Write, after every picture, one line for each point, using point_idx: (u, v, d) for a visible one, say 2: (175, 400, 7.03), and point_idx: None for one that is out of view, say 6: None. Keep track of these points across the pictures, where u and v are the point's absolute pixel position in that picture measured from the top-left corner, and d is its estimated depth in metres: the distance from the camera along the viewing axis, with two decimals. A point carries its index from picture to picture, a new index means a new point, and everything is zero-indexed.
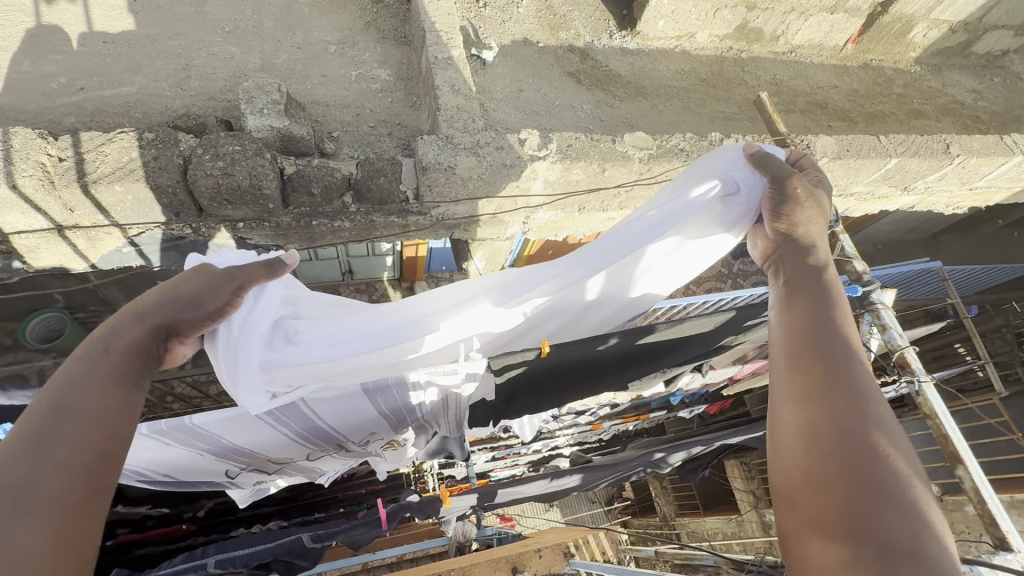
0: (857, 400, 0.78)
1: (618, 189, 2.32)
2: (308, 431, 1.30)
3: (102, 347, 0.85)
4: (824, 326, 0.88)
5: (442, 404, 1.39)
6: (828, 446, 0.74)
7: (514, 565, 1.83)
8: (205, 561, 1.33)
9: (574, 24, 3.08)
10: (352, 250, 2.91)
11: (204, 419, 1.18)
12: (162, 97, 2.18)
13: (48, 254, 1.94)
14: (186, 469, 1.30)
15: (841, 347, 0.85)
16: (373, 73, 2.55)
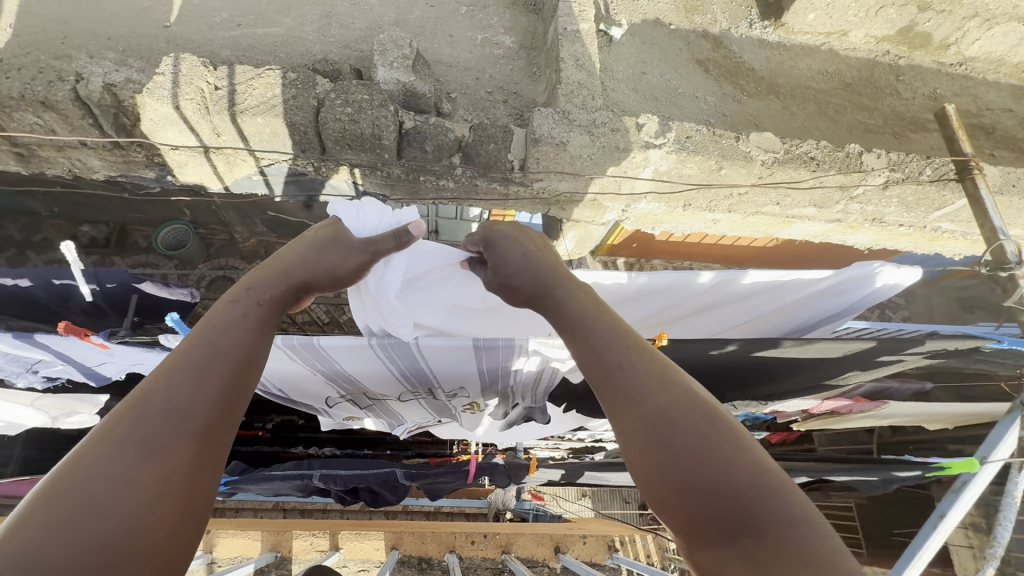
0: (666, 403, 0.72)
1: (731, 191, 2.18)
2: (410, 370, 1.28)
3: (252, 299, 0.94)
4: (614, 341, 0.81)
5: (538, 375, 1.30)
6: (660, 457, 0.68)
7: (556, 546, 1.81)
8: (311, 473, 1.59)
9: (712, 8, 2.88)
10: (442, 210, 2.97)
11: (332, 343, 1.18)
12: (305, 40, 2.32)
13: (193, 172, 2.17)
14: (294, 385, 1.33)
15: (637, 356, 0.79)
16: (498, 39, 2.55)
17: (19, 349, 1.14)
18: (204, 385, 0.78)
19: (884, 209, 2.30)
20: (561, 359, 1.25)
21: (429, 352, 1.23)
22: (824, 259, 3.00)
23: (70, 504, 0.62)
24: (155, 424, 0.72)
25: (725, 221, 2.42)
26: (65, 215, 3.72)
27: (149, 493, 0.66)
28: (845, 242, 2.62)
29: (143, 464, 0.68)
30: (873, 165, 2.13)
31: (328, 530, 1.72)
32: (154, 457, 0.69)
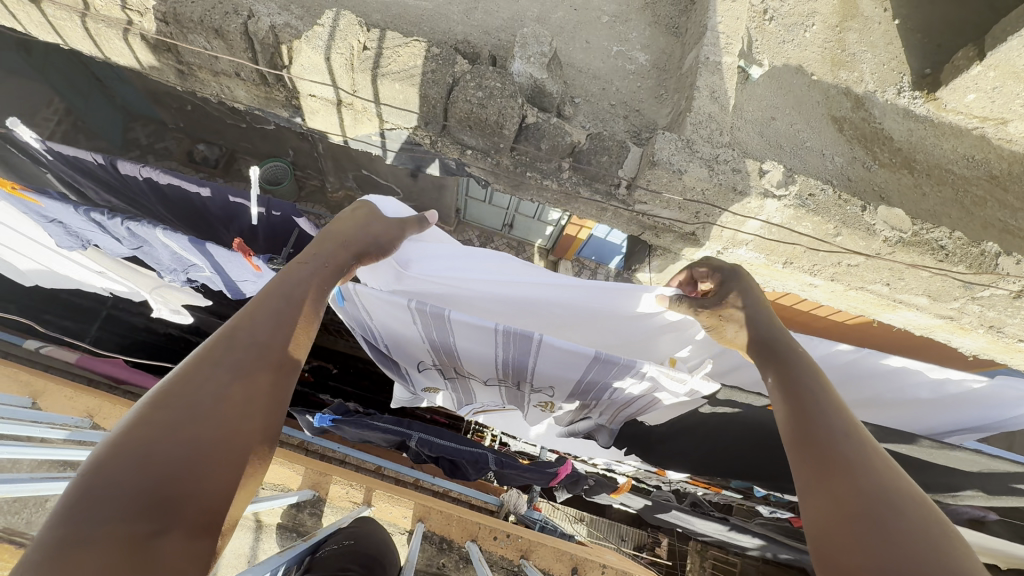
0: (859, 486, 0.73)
1: (838, 260, 2.07)
2: (514, 364, 1.24)
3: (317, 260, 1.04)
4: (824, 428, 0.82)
5: (634, 399, 1.24)
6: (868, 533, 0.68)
7: (574, 567, 1.76)
8: (410, 434, 1.79)
9: (861, 67, 2.74)
10: (522, 207, 2.98)
11: (458, 319, 1.14)
12: (450, 19, 2.40)
13: (321, 120, 2.30)
14: (396, 345, 1.36)
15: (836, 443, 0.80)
16: (632, 54, 2.53)
17: (184, 251, 1.26)
18: (281, 327, 0.90)
19: (1006, 319, 2.10)
20: (674, 392, 1.17)
21: (546, 352, 1.15)
22: (915, 354, 2.78)
23: (160, 418, 0.70)
24: (232, 362, 0.81)
25: (822, 288, 2.28)
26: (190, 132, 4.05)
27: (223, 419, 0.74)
28: (949, 342, 2.42)
29: (219, 393, 0.76)
30: (1010, 270, 1.98)
31: (364, 485, 1.78)
32: (229, 388, 0.77)
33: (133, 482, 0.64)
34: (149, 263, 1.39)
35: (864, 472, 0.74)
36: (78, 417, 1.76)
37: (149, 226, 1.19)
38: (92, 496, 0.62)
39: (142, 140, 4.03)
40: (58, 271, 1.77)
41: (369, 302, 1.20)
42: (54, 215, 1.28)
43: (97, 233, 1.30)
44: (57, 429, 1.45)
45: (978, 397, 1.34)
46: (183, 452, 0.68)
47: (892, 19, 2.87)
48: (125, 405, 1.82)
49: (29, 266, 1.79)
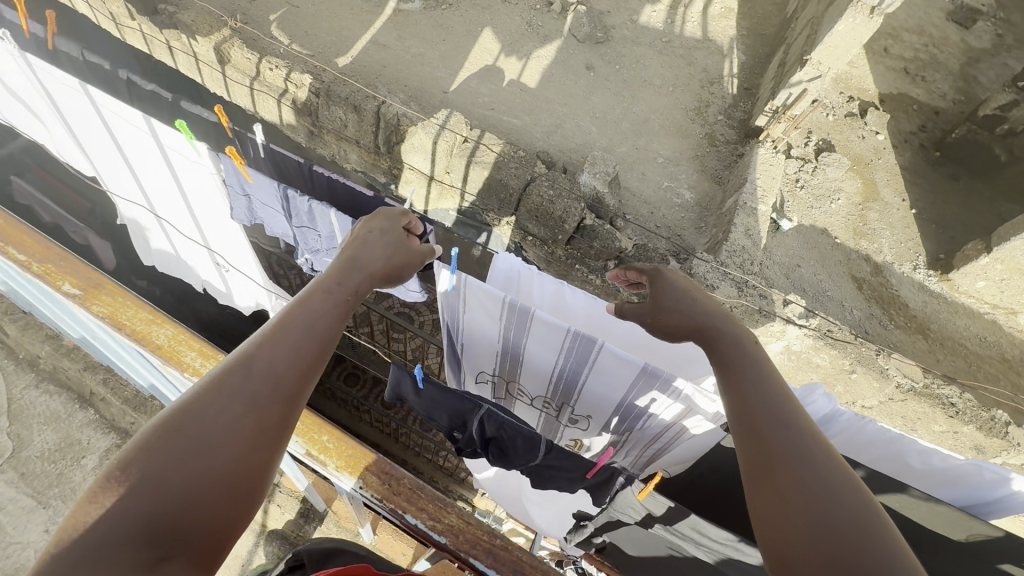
0: (788, 469, 0.62)
1: (855, 398, 2.19)
2: (567, 375, 1.09)
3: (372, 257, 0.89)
4: (769, 407, 0.69)
5: (671, 430, 1.07)
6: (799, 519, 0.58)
7: None
8: None
9: (881, 240, 3.10)
10: None
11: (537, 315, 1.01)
12: (533, 137, 2.91)
13: (410, 190, 2.69)
14: (460, 345, 1.20)
15: (777, 415, 0.68)
16: (680, 191, 2.96)
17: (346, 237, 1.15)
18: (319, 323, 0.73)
19: None
20: (705, 420, 1.00)
21: (603, 362, 1.01)
22: None
23: (158, 449, 0.56)
24: (258, 379, 0.64)
25: None
26: None
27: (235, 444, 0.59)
28: None
29: (229, 420, 0.60)
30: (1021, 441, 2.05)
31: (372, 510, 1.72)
32: (234, 413, 0.61)
33: (124, 523, 0.52)
34: (300, 245, 1.27)
35: (801, 462, 0.62)
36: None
37: (329, 207, 1.10)
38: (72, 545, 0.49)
39: None
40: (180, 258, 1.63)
41: (460, 294, 1.06)
42: (253, 191, 1.15)
43: (266, 213, 1.20)
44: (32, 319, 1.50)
45: (957, 475, 1.04)
46: (186, 488, 0.55)
47: (908, 209, 3.33)
48: None
49: (159, 246, 1.65)
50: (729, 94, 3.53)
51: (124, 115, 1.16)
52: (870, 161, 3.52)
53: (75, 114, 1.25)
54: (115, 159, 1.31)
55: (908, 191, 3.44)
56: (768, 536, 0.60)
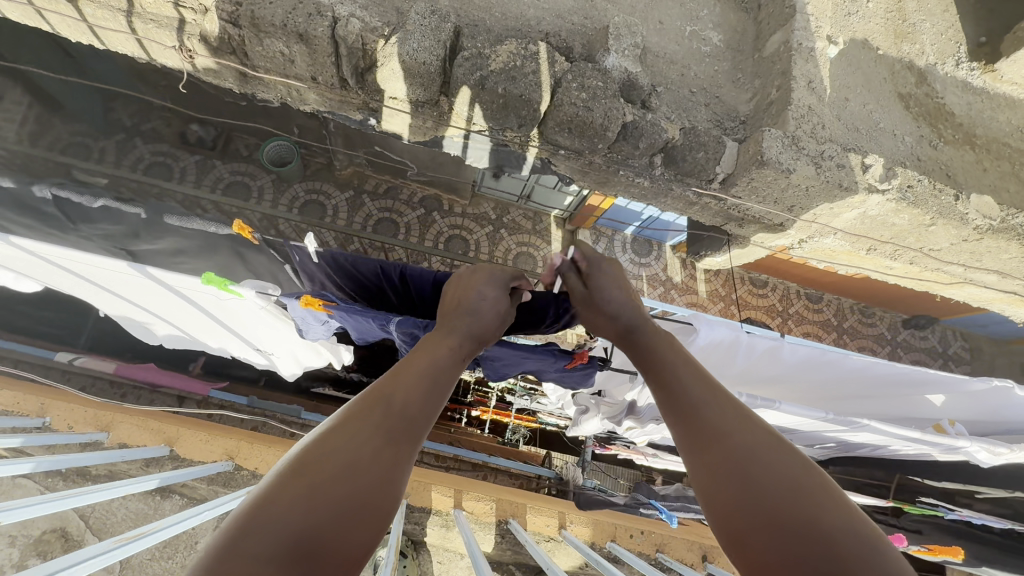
0: (740, 436, 0.90)
1: (926, 244, 2.16)
2: None
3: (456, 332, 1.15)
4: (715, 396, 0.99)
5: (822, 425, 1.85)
6: (746, 474, 0.84)
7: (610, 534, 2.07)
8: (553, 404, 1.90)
9: (922, 38, 2.70)
10: (543, 179, 3.60)
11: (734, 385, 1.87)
12: (519, 2, 2.19)
13: (398, 123, 2.15)
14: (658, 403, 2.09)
15: (722, 401, 0.98)
16: (706, 34, 2.40)
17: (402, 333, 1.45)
18: (418, 397, 0.95)
19: None
20: (866, 431, 1.92)
21: (797, 413, 1.77)
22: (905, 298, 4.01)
23: (372, 420, 0.87)
24: (374, 437, 0.85)
25: (898, 269, 2.43)
26: (181, 113, 3.95)
27: (410, 425, 0.91)
28: (999, 310, 2.62)
29: (408, 409, 0.92)
30: None
31: (452, 488, 2.03)
32: (368, 454, 0.82)
33: (357, 465, 0.80)
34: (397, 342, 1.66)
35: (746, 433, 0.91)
36: (219, 460, 1.89)
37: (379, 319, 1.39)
38: (320, 476, 0.77)
39: (125, 121, 3.99)
40: (194, 339, 2.12)
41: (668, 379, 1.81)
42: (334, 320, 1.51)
43: (345, 320, 1.48)
44: (30, 462, 1.36)
45: None
46: (327, 514, 0.73)
47: None
48: (258, 444, 1.94)
49: (164, 334, 2.11)
50: None
51: (161, 277, 1.54)
52: None
53: (103, 274, 1.62)
54: (158, 298, 1.72)
55: None
56: (731, 505, 0.83)
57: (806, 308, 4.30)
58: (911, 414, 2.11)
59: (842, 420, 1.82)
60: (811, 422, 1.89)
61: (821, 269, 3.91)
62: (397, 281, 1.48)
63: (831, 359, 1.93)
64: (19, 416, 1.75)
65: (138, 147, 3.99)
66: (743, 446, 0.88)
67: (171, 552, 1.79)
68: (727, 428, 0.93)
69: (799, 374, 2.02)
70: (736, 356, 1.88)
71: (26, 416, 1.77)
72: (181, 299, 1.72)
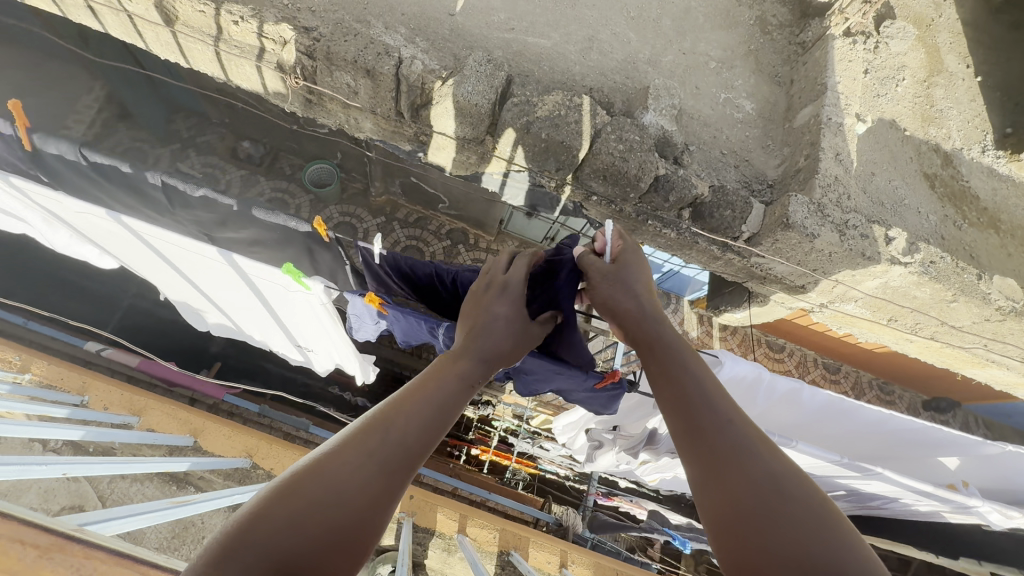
0: (748, 467, 0.83)
1: (947, 320, 2.18)
2: None
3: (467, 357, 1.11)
4: (723, 419, 0.91)
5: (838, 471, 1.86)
6: (757, 515, 0.77)
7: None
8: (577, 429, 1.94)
9: (949, 123, 2.81)
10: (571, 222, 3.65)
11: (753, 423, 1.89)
12: (567, 59, 2.37)
13: (444, 156, 2.30)
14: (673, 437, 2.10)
15: (731, 425, 0.91)
16: (739, 102, 2.54)
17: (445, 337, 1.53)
18: (422, 422, 0.91)
19: None
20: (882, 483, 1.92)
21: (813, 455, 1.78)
22: (925, 375, 3.95)
23: (367, 443, 0.84)
24: (367, 461, 0.82)
25: (920, 343, 2.43)
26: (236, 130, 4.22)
27: (408, 456, 0.86)
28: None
29: (406, 438, 0.88)
30: None
31: (458, 512, 2.03)
32: (357, 480, 0.80)
33: (343, 492, 0.78)
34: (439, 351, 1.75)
35: (759, 463, 0.84)
36: (236, 456, 1.95)
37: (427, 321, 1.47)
38: (304, 500, 0.75)
39: (183, 133, 4.26)
40: (242, 329, 2.21)
41: None
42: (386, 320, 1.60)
43: (398, 321, 1.58)
44: (80, 430, 1.47)
45: None
46: (309, 541, 0.73)
47: (975, 76, 2.92)
48: (276, 445, 2.01)
49: (215, 321, 2.22)
50: None
51: (242, 267, 1.64)
52: (931, 21, 2.93)
53: (186, 259, 1.73)
54: (224, 287, 1.84)
55: (976, 51, 2.95)
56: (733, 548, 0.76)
57: (823, 377, 4.24)
58: (931, 475, 2.09)
59: (858, 467, 1.83)
60: (827, 467, 1.90)
61: (841, 337, 3.89)
62: (449, 286, 1.54)
63: (847, 408, 1.97)
64: (61, 391, 1.87)
65: (192, 157, 4.24)
66: (759, 476, 0.82)
67: (177, 544, 1.81)
68: (745, 450, 0.86)
69: (815, 422, 2.05)
70: (754, 395, 1.91)
71: (68, 393, 1.89)
72: (250, 290, 1.82)
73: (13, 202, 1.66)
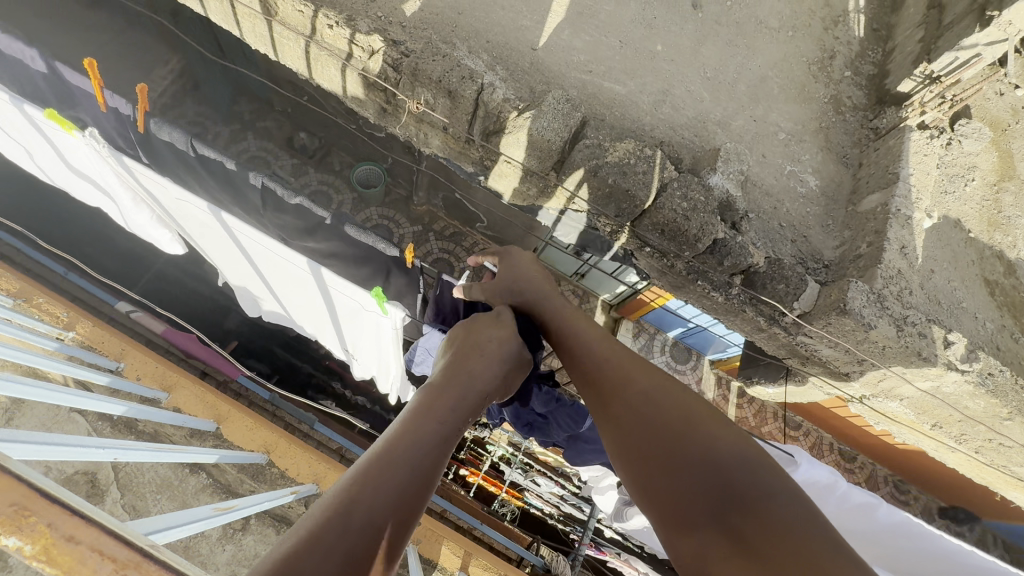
0: (660, 424, 1.05)
1: (995, 436, 2.10)
2: None
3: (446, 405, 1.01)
4: (640, 393, 1.12)
5: None
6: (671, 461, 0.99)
7: None
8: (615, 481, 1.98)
9: (1016, 231, 2.74)
10: (604, 265, 3.44)
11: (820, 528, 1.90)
12: (639, 109, 2.38)
13: (503, 183, 2.32)
14: None
15: (643, 393, 1.13)
16: (803, 176, 2.52)
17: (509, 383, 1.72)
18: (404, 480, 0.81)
19: None
20: None
21: None
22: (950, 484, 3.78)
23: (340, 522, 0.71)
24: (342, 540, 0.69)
25: (960, 454, 2.33)
26: (297, 120, 4.33)
27: (374, 535, 0.73)
28: None
29: (380, 504, 0.76)
30: None
31: (464, 549, 2.01)
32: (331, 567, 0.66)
33: None
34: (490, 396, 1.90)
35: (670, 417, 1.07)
36: (255, 451, 2.00)
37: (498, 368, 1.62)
38: None
39: (246, 116, 4.38)
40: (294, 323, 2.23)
41: None
42: None
43: None
44: (122, 404, 1.51)
45: None
46: None
47: None
48: (294, 446, 2.05)
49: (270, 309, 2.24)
50: (859, 38, 2.77)
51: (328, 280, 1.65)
52: (1009, 126, 2.87)
53: (268, 260, 1.75)
54: (296, 290, 1.86)
55: None
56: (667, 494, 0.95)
57: (840, 465, 4.06)
58: None
59: None
60: None
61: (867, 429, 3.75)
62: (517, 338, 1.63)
63: (923, 533, 1.91)
64: (100, 355, 1.94)
65: (250, 140, 4.34)
66: (671, 421, 1.05)
67: None
68: (657, 411, 1.08)
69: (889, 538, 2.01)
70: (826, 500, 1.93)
71: (105, 357, 1.95)
72: (322, 299, 1.83)
73: (116, 176, 1.67)
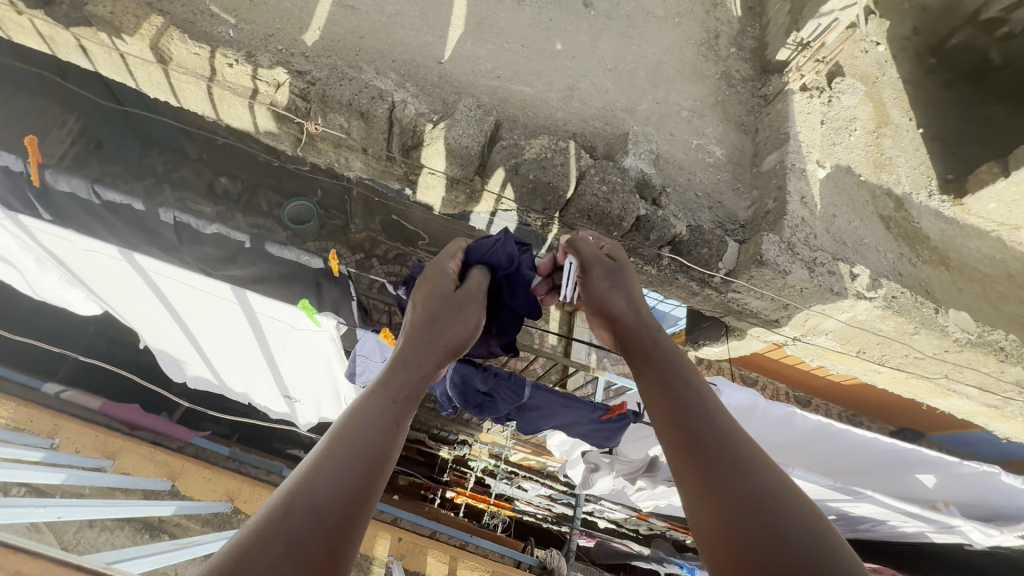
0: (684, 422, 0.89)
1: (910, 351, 2.33)
2: None
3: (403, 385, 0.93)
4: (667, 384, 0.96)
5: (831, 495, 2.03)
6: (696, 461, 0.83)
7: None
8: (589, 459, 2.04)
9: (898, 170, 3.05)
10: None
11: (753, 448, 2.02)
12: (550, 106, 2.50)
13: (431, 195, 2.36)
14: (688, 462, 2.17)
15: (671, 387, 0.96)
16: (709, 147, 2.72)
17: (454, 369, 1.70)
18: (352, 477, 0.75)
19: None
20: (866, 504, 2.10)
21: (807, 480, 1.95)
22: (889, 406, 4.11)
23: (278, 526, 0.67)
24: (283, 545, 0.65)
25: (886, 374, 2.56)
26: (214, 165, 4.19)
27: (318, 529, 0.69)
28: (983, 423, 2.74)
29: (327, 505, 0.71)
30: None
31: None
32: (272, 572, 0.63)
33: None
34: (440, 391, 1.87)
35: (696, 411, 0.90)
36: (216, 501, 1.95)
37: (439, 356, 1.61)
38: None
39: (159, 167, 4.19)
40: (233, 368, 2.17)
41: None
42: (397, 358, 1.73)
43: None
44: (61, 473, 1.44)
45: None
46: None
47: (918, 128, 3.19)
48: (258, 488, 2.03)
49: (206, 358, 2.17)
50: (736, 17, 3.03)
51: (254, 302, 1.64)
52: (876, 79, 3.21)
53: (190, 293, 1.72)
54: (226, 324, 1.83)
55: (916, 107, 3.26)
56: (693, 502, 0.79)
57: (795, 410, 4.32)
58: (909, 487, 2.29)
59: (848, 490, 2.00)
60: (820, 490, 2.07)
61: (812, 371, 4.02)
62: None
63: (838, 432, 2.09)
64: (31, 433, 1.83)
65: None
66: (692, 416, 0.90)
67: None
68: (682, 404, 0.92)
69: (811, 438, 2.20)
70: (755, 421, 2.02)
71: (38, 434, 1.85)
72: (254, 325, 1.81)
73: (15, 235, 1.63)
